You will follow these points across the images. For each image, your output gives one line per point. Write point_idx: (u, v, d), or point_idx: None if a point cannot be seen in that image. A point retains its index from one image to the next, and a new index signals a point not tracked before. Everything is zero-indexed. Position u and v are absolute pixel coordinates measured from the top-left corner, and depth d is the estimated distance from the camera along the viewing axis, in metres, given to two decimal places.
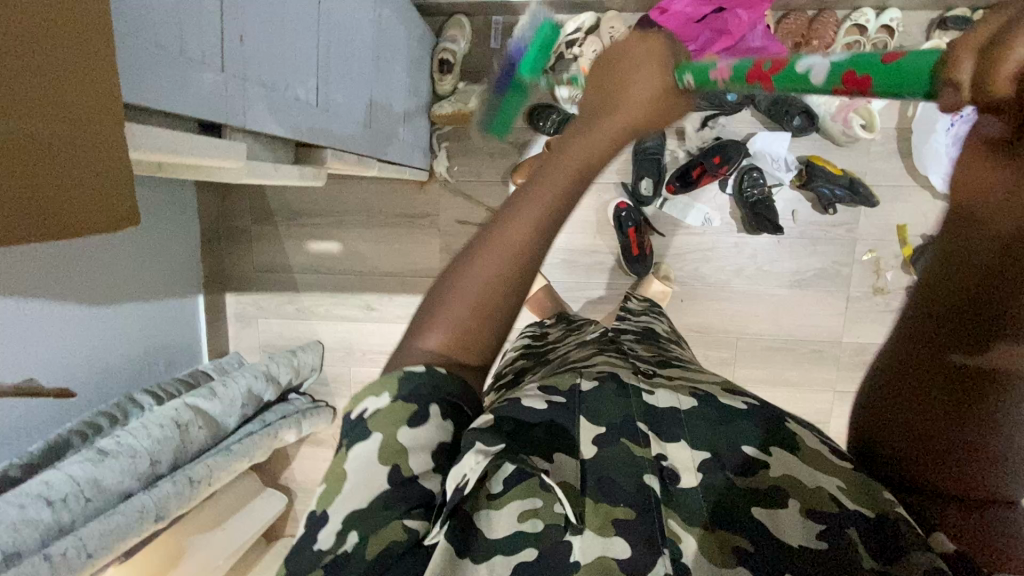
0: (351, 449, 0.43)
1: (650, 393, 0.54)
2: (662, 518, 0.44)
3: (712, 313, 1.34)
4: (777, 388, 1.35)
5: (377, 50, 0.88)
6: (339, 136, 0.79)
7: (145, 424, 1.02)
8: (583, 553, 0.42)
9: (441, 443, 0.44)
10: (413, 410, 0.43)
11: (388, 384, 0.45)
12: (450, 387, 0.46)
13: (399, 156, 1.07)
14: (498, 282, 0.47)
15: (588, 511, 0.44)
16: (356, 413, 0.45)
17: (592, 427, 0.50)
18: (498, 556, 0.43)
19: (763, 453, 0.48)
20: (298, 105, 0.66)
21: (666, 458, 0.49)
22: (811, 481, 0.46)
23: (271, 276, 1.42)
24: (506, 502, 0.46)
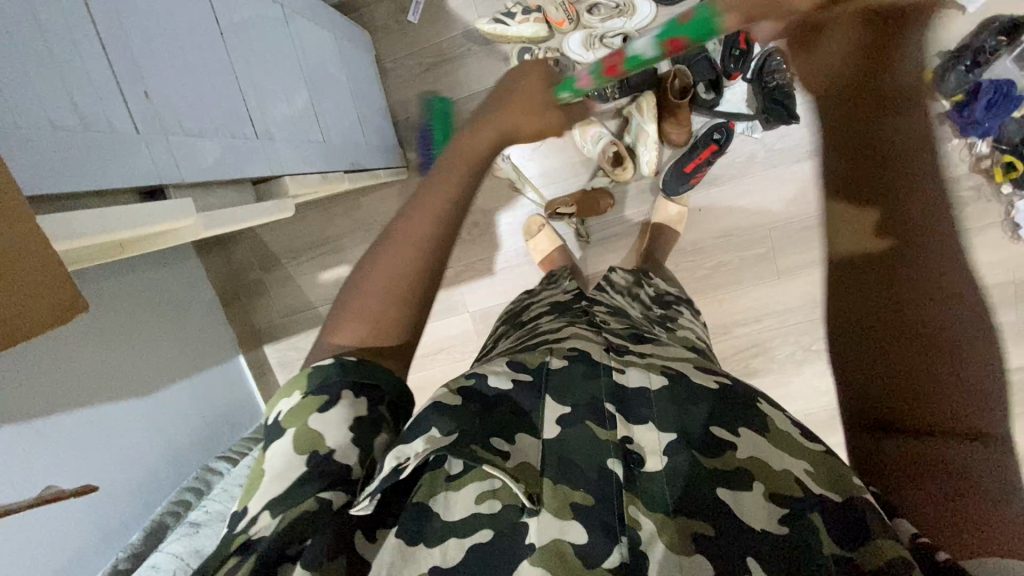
0: (272, 448, 0.50)
1: (621, 373, 0.57)
2: (623, 503, 0.46)
3: (735, 213, 1.27)
4: (828, 266, 1.26)
5: (302, 61, 0.85)
6: (292, 160, 0.76)
7: (225, 488, 1.06)
8: (538, 535, 0.44)
9: (357, 419, 0.50)
10: (325, 398, 0.51)
11: (297, 384, 0.53)
12: (357, 369, 0.54)
13: (367, 159, 1.04)
14: (400, 274, 0.60)
15: (544, 493, 0.46)
16: (273, 417, 0.52)
17: (557, 406, 0.53)
18: (451, 539, 0.44)
19: (728, 431, 0.50)
20: (237, 142, 0.64)
21: (631, 440, 0.51)
22: (779, 465, 0.48)
23: (299, 317, 1.44)
24: (461, 485, 0.48)
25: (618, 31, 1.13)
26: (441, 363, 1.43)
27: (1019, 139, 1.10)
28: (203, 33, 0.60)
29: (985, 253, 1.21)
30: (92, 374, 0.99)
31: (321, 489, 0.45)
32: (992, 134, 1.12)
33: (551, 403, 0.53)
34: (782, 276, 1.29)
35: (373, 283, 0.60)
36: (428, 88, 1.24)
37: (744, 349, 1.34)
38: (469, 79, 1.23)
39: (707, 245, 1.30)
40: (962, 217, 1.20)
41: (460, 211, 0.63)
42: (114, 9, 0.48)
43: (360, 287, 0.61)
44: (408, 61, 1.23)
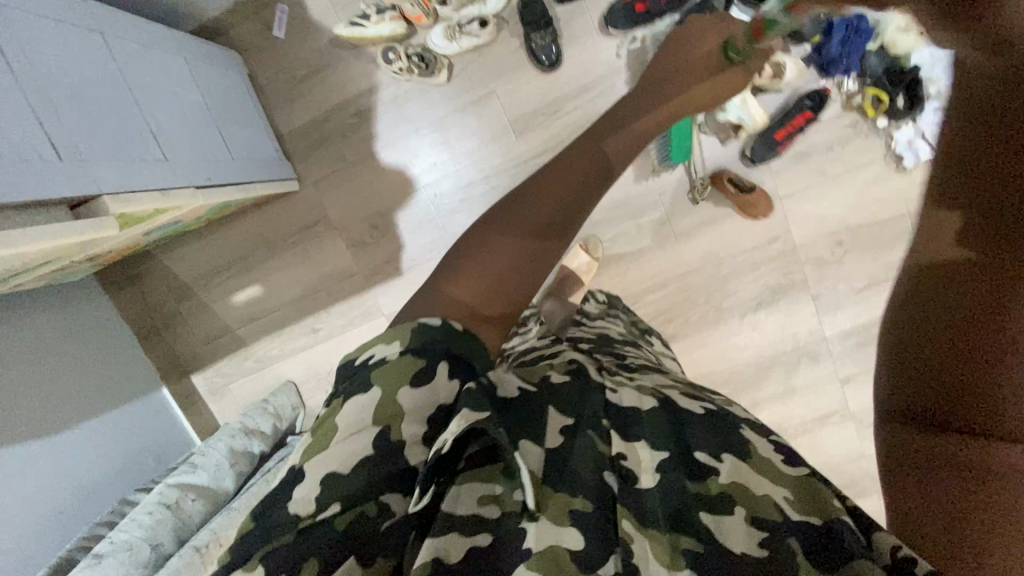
0: (346, 399, 0.45)
1: (614, 392, 0.57)
2: (616, 519, 0.46)
3: (624, 184, 1.28)
4: (721, 224, 1.27)
5: (135, 83, 0.87)
6: (114, 180, 0.78)
7: (134, 517, 1.06)
8: (536, 540, 0.44)
9: (435, 401, 0.45)
10: (423, 364, 0.46)
11: (400, 333, 0.47)
12: (460, 340, 0.48)
13: (231, 175, 1.05)
14: (528, 244, 0.55)
15: (546, 502, 0.46)
16: (362, 358, 0.47)
17: (562, 418, 0.51)
18: (454, 533, 0.45)
19: (715, 457, 0.49)
20: (30, 164, 0.66)
21: (625, 457, 0.51)
22: (759, 488, 0.47)
23: (219, 343, 1.45)
24: (469, 480, 0.48)
25: (472, 18, 1.16)
26: None
27: (883, 71, 1.12)
28: None
29: (872, 188, 1.22)
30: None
31: (382, 491, 0.43)
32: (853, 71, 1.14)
33: (553, 412, 0.51)
34: (681, 240, 1.29)
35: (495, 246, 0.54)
36: (305, 100, 1.26)
37: (658, 315, 1.34)
38: (343, 85, 1.24)
39: (603, 219, 1.30)
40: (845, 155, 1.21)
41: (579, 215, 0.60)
42: None
43: (481, 242, 0.54)
44: (280, 75, 1.25)
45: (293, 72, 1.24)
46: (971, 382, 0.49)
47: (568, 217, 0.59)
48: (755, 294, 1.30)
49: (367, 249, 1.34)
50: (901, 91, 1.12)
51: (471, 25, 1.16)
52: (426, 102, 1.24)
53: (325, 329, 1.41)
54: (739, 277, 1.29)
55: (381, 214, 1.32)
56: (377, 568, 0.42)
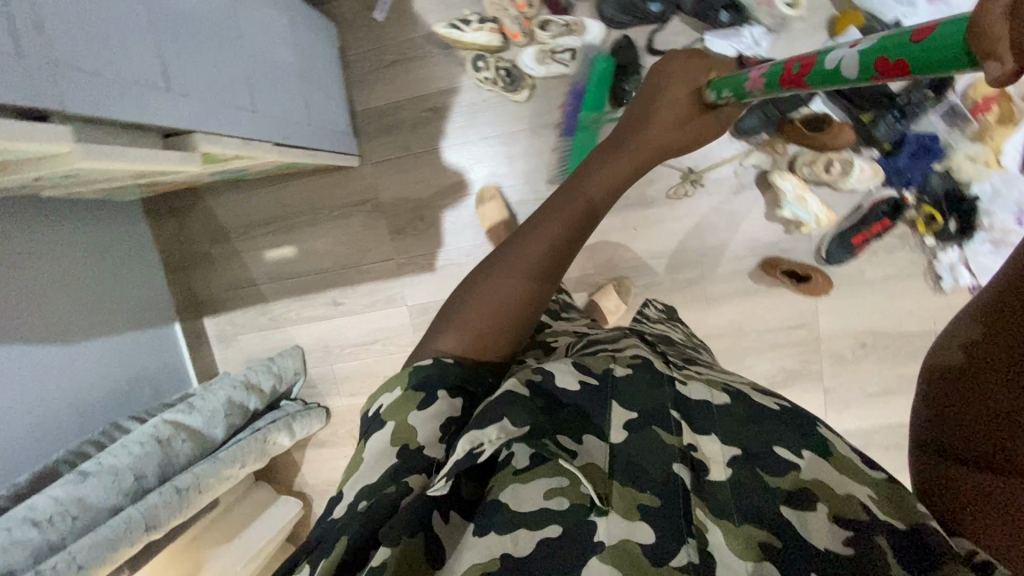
0: (372, 437, 0.56)
1: (684, 384, 0.60)
2: (687, 506, 0.49)
3: (668, 238, 1.30)
4: (751, 298, 1.30)
5: (243, 34, 0.89)
6: (209, 122, 0.80)
7: (125, 443, 1.06)
8: (607, 533, 0.47)
9: (448, 418, 0.56)
10: (422, 396, 0.57)
11: (398, 381, 0.60)
12: (446, 375, 0.59)
13: (305, 140, 1.08)
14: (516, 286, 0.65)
15: (613, 495, 0.49)
16: (372, 411, 0.60)
17: (624, 411, 0.56)
18: (520, 530, 0.48)
19: (792, 451, 0.52)
20: (143, 88, 0.67)
21: (695, 448, 0.54)
22: (841, 487, 0.50)
23: (240, 293, 1.46)
24: (534, 477, 0.51)
25: (567, 47, 1.19)
26: (377, 354, 1.44)
27: (943, 192, 1.14)
28: None
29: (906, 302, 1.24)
30: (18, 319, 1.02)
31: (405, 476, 0.51)
32: (913, 185, 1.16)
33: (618, 407, 0.56)
34: (711, 304, 1.31)
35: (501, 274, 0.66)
36: (385, 85, 1.29)
37: None
38: (427, 80, 1.28)
39: (641, 266, 1.33)
40: (885, 262, 1.24)
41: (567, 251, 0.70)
42: None
43: (472, 296, 0.66)
44: (369, 54, 1.28)
45: (383, 54, 1.27)
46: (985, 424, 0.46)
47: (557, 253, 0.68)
48: (766, 373, 1.33)
49: (407, 240, 1.37)
50: (955, 215, 1.15)
51: (563, 53, 1.20)
52: (499, 114, 1.28)
53: (346, 305, 1.43)
54: (757, 352, 1.32)
55: (430, 209, 1.35)
56: (403, 547, 0.46)
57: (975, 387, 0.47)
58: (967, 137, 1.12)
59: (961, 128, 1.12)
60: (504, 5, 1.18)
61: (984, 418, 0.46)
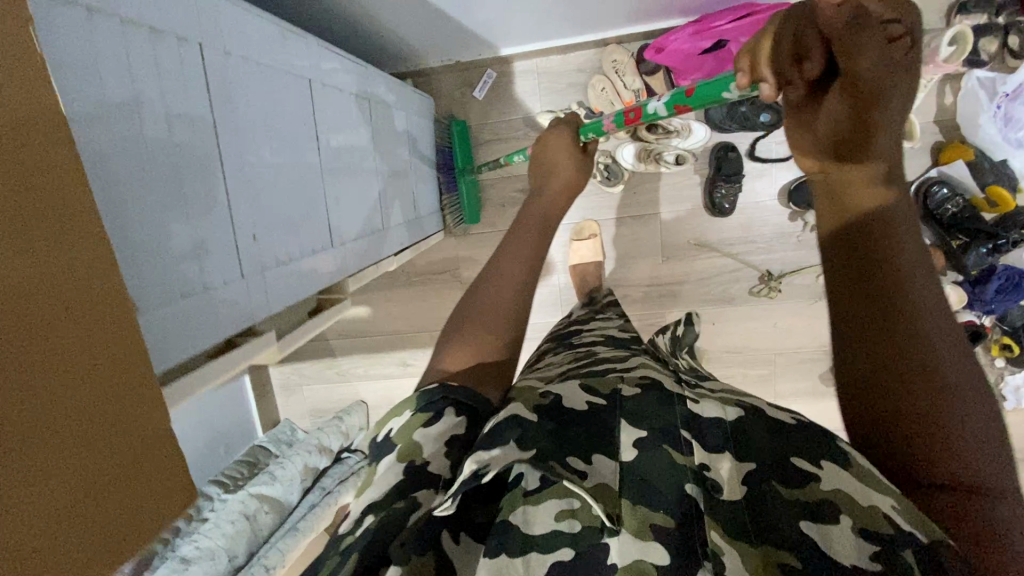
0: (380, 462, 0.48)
1: (695, 403, 0.52)
2: (704, 531, 0.42)
3: (743, 334, 1.33)
4: (819, 398, 1.33)
5: (374, 155, 0.89)
6: (355, 260, 0.79)
7: (217, 522, 1.09)
8: (619, 554, 0.41)
9: (454, 436, 0.48)
10: (429, 414, 0.49)
11: (407, 403, 0.52)
12: (470, 397, 0.52)
13: (411, 240, 1.08)
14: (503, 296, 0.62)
15: (624, 515, 0.43)
16: (383, 435, 0.51)
17: (634, 430, 0.49)
18: (533, 553, 0.42)
19: (810, 461, 0.43)
20: (316, 252, 0.68)
21: (709, 468, 0.46)
22: (863, 497, 0.39)
23: (309, 347, 1.47)
24: (540, 500, 0.45)
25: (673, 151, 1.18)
26: None
27: (1021, 324, 1.19)
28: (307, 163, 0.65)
29: None
30: None
31: (414, 490, 0.44)
32: (995, 313, 1.20)
33: (625, 426, 0.50)
34: (777, 399, 1.35)
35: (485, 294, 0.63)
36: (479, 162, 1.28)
37: None
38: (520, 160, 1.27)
39: (712, 357, 1.35)
40: None
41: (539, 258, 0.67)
42: (241, 165, 0.52)
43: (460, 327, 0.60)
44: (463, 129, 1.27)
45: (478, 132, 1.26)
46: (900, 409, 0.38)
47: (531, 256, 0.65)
48: None
49: None
50: None
51: (667, 155, 1.19)
52: (588, 203, 1.30)
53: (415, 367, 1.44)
54: None
55: None
56: (417, 563, 0.38)
57: (878, 404, 0.39)
58: None
59: None
60: (610, 99, 1.15)
61: (905, 456, 0.39)
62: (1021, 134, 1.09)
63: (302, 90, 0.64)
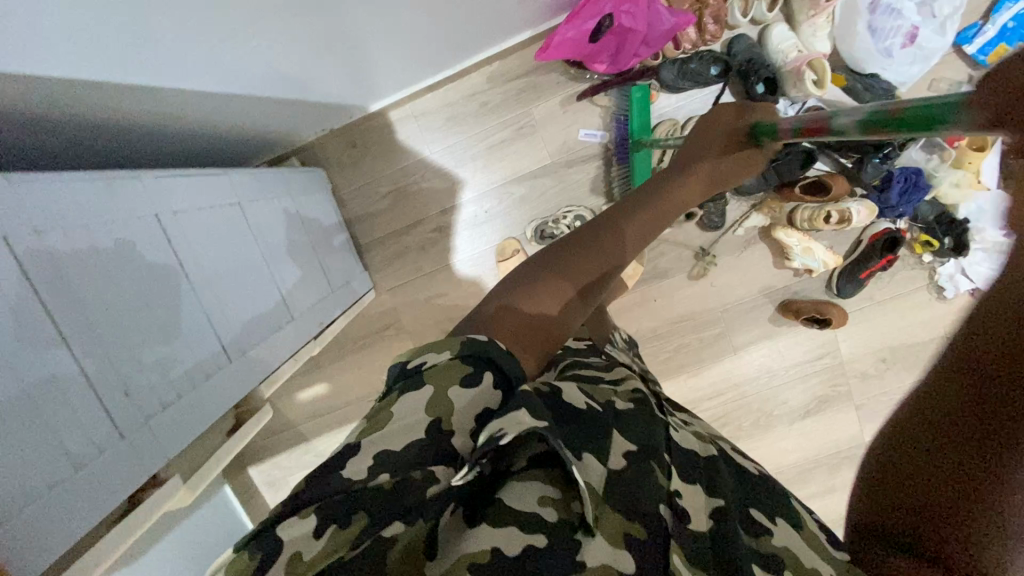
0: (403, 397, 0.47)
1: (676, 430, 0.58)
2: (668, 552, 0.42)
3: (689, 300, 1.34)
4: (777, 338, 1.35)
5: (268, 252, 0.89)
6: (261, 366, 0.80)
7: None
8: (592, 553, 0.40)
9: (486, 407, 0.47)
10: (470, 370, 0.48)
11: (448, 343, 0.50)
12: (506, 357, 0.51)
13: (332, 313, 1.09)
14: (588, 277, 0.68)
15: (602, 519, 0.42)
16: (414, 363, 0.49)
17: (624, 443, 0.50)
18: (512, 529, 0.40)
19: (768, 518, 0.51)
20: (210, 377, 0.68)
21: (681, 496, 0.48)
22: (809, 562, 0.46)
23: (279, 438, 1.45)
24: (526, 482, 0.44)
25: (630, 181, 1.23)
26: None
27: (933, 217, 1.23)
28: (182, 297, 0.66)
29: (915, 316, 1.33)
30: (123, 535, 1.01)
31: (430, 460, 0.43)
32: (907, 215, 1.24)
33: (619, 437, 0.51)
34: (739, 352, 1.37)
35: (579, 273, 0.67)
36: (388, 213, 1.29)
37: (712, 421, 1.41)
38: (426, 200, 1.28)
39: (667, 330, 1.37)
40: (893, 283, 1.32)
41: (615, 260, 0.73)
42: (95, 332, 0.53)
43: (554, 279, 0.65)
44: (363, 187, 1.28)
45: (378, 185, 1.28)
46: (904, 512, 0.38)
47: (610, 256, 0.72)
48: (803, 402, 1.40)
49: None
50: (949, 236, 1.21)
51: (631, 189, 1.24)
52: (506, 221, 1.29)
53: None
54: (792, 387, 1.39)
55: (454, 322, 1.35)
56: (417, 529, 0.39)
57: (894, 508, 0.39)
58: (948, 164, 1.21)
59: (940, 155, 1.21)
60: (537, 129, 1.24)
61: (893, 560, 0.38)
62: (883, 42, 1.14)
63: (155, 227, 0.65)
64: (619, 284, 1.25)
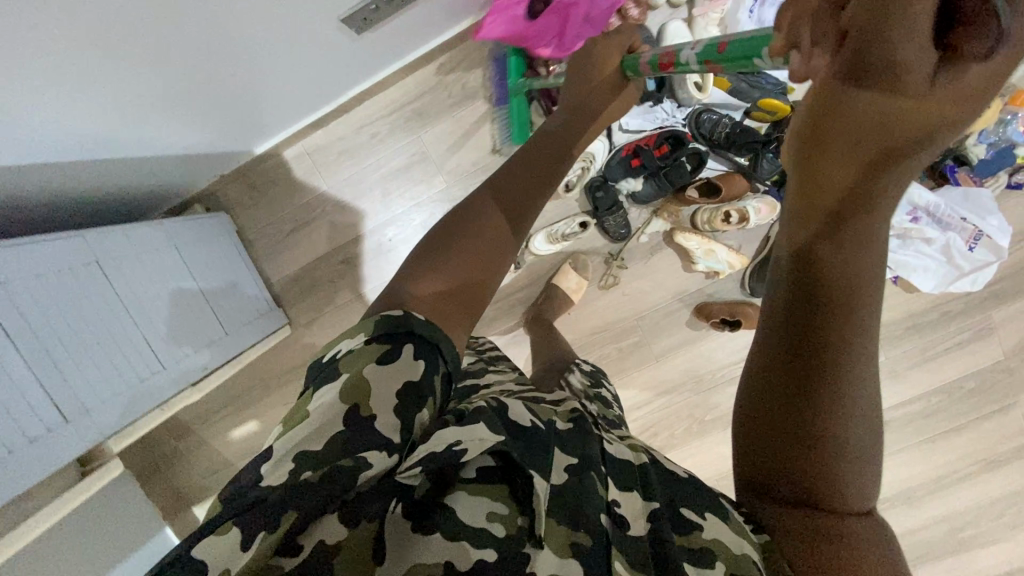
0: (321, 388, 0.48)
1: (609, 442, 0.59)
2: (608, 558, 0.45)
3: (605, 311, 1.33)
4: (698, 342, 1.33)
5: (138, 305, 0.91)
6: (110, 418, 0.83)
7: None
8: (540, 564, 0.43)
9: (409, 382, 0.48)
10: (389, 347, 0.50)
11: (362, 327, 0.52)
12: (428, 330, 0.52)
13: (227, 354, 1.11)
14: (480, 249, 0.62)
15: (549, 532, 0.46)
16: (328, 357, 0.52)
17: (565, 456, 0.53)
18: (463, 541, 0.42)
19: (697, 514, 0.50)
20: (36, 439, 0.72)
21: (618, 504, 0.51)
22: (736, 546, 0.45)
23: (218, 477, 1.47)
24: (476, 493, 0.46)
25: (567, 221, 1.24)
26: None
27: None
28: (2, 369, 0.68)
29: None
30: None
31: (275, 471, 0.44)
32: None
33: (559, 449, 0.53)
34: (661, 359, 1.34)
35: (470, 254, 0.61)
36: (296, 250, 1.32)
37: (643, 431, 1.39)
38: (332, 234, 1.31)
39: (587, 343, 1.35)
40: None
41: (516, 227, 0.67)
42: None
43: (451, 245, 0.61)
44: (269, 227, 1.31)
45: (283, 224, 1.31)
46: (791, 451, 0.42)
47: (524, 205, 0.70)
48: None
49: None
50: None
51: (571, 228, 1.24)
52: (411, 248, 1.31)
53: None
54: (720, 390, 1.35)
55: None
56: (361, 529, 0.41)
57: (779, 447, 0.43)
58: None
59: None
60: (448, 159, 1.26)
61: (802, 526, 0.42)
62: None
63: None
64: (564, 300, 1.27)
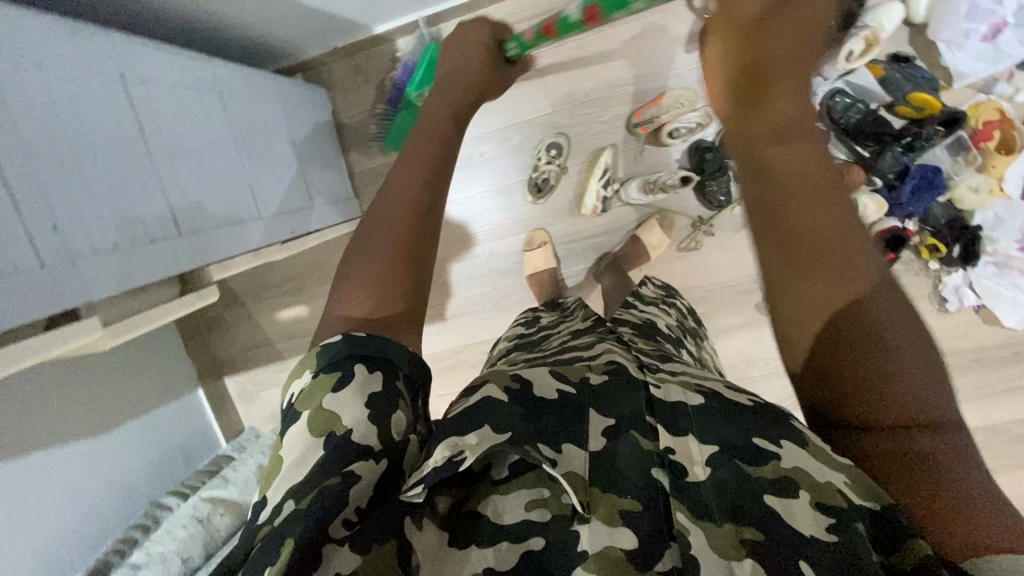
0: (287, 433, 0.47)
1: (657, 387, 0.51)
2: (670, 512, 0.41)
3: (677, 275, 1.31)
4: (762, 326, 1.31)
5: (241, 143, 0.89)
6: (215, 249, 0.81)
7: (170, 528, 1.06)
8: (590, 539, 0.40)
9: (367, 402, 0.46)
10: (338, 376, 0.47)
11: (307, 363, 0.49)
12: (365, 344, 0.49)
13: (312, 225, 1.09)
14: (386, 263, 0.56)
15: (594, 499, 0.41)
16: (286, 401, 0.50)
17: (602, 419, 0.48)
18: (503, 542, 0.41)
19: (772, 441, 0.44)
20: (154, 238, 0.70)
21: (672, 450, 0.45)
22: (822, 474, 0.41)
23: (256, 353, 1.48)
24: (510, 489, 0.43)
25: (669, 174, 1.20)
26: None
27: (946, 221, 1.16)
28: (131, 157, 0.67)
29: None
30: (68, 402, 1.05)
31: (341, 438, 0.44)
32: (916, 215, 1.17)
33: (593, 412, 0.48)
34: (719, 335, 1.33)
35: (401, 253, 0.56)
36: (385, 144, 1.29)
37: None
38: None
39: None
40: None
41: (409, 232, 0.58)
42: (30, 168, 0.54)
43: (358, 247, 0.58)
44: (365, 114, 1.29)
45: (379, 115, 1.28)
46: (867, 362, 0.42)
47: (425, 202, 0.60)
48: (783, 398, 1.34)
49: None
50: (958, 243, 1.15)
51: (671, 180, 1.19)
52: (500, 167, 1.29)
53: None
54: (771, 379, 1.33)
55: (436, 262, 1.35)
56: (376, 550, 0.38)
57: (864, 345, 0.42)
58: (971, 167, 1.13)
59: (964, 159, 1.13)
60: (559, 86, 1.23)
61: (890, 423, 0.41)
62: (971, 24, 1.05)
63: (118, 87, 0.66)
64: (639, 253, 1.25)
